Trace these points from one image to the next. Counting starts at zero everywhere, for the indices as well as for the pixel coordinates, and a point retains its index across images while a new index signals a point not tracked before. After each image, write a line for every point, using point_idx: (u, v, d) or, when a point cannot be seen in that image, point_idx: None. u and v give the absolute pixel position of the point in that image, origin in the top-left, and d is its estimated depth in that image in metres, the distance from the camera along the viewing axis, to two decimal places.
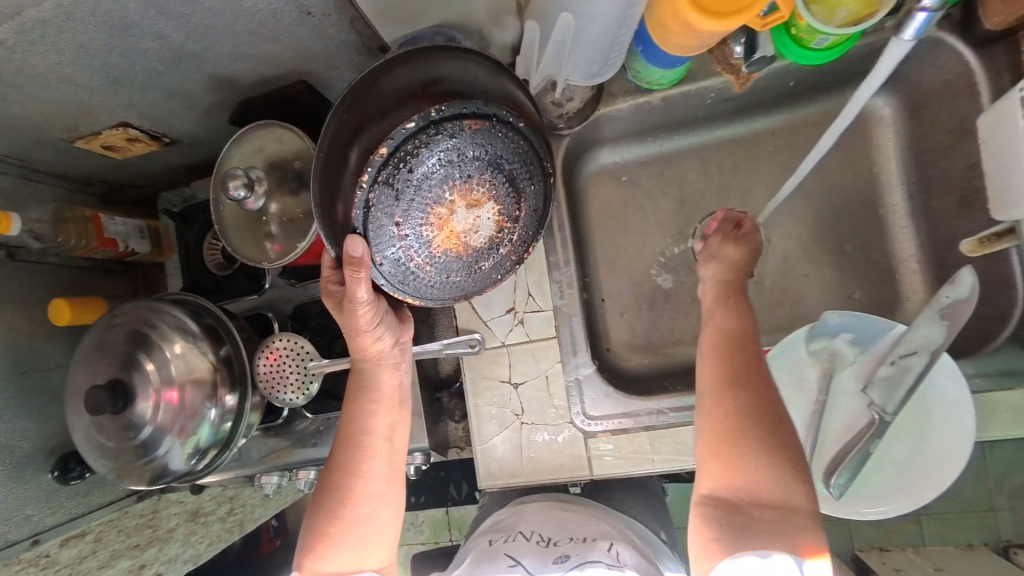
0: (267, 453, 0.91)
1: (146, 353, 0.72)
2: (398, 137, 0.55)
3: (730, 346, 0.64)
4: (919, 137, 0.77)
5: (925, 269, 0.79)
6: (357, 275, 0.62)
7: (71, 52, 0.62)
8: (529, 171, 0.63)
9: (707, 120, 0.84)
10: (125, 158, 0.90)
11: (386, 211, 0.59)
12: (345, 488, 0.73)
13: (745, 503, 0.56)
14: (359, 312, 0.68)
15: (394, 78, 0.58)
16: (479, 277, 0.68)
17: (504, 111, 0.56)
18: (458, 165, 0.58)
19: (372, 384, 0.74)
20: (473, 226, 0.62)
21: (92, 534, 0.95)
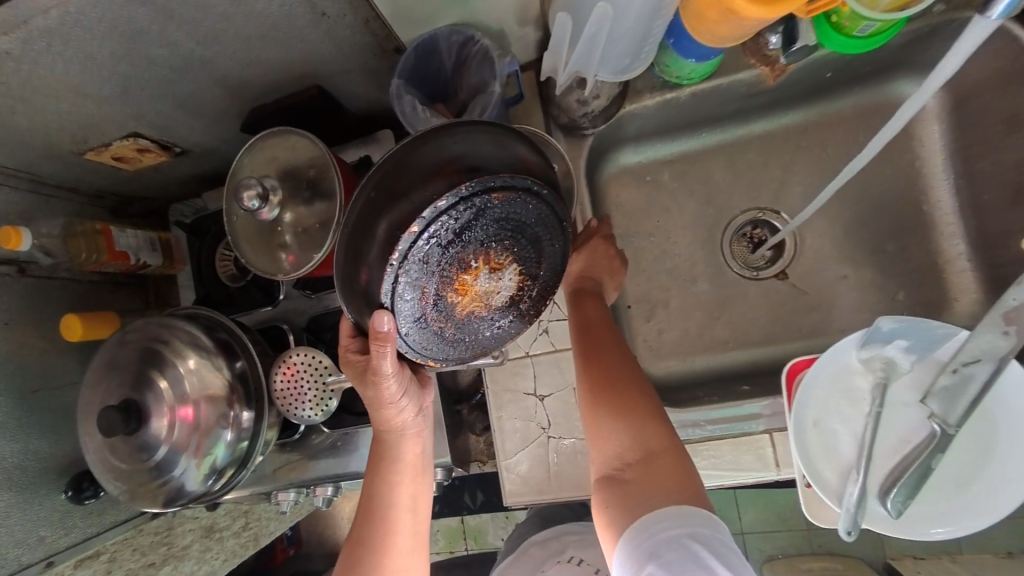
0: (281, 468, 0.88)
1: (159, 370, 0.70)
2: (428, 214, 0.50)
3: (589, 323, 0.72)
4: (968, 127, 0.72)
5: (973, 268, 0.74)
6: (382, 348, 0.60)
7: (79, 62, 0.60)
8: (551, 232, 0.59)
9: (736, 116, 0.80)
10: (135, 170, 0.88)
11: (413, 283, 0.55)
12: (368, 566, 0.69)
13: (621, 469, 0.62)
14: (384, 385, 0.66)
15: (417, 150, 0.52)
16: (500, 333, 0.66)
17: (535, 181, 0.52)
18: (484, 234, 0.55)
19: (394, 455, 0.71)
20: (495, 288, 0.59)
21: (108, 554, 0.93)
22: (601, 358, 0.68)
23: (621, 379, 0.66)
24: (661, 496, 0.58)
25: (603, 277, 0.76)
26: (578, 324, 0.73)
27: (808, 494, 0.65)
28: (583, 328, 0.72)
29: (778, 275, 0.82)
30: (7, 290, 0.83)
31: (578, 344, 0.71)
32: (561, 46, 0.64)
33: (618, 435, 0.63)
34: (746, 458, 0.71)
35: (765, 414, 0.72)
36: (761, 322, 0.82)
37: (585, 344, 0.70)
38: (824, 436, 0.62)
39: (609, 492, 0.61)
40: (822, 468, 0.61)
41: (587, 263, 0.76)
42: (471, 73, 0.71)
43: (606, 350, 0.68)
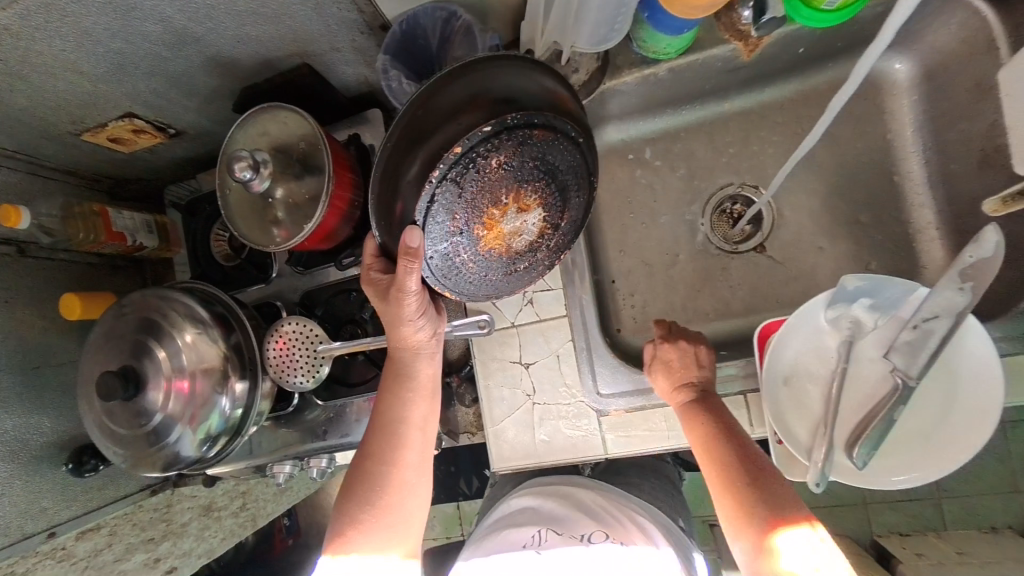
0: (277, 445, 0.91)
1: (156, 341, 0.72)
2: (473, 138, 0.53)
3: (708, 440, 0.65)
4: (935, 100, 0.75)
5: (943, 237, 0.77)
6: (409, 266, 0.60)
7: (75, 38, 0.62)
8: (577, 183, 0.64)
9: (714, 93, 0.83)
10: (131, 151, 0.90)
11: (446, 207, 0.57)
12: (379, 475, 0.71)
13: None
14: (405, 301, 0.66)
15: (462, 87, 0.56)
16: (516, 276, 0.69)
17: (570, 126, 0.57)
18: (518, 171, 0.58)
19: (409, 374, 0.73)
20: (519, 229, 0.63)
21: (108, 528, 0.95)
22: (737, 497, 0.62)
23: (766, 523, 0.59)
24: None
25: (697, 372, 0.69)
26: (696, 439, 0.67)
27: (782, 451, 0.68)
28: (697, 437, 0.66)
29: (757, 247, 0.85)
30: (7, 269, 0.85)
31: (707, 465, 0.65)
32: (538, 14, 0.68)
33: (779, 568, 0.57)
34: None
35: (741, 376, 0.74)
36: (741, 293, 0.84)
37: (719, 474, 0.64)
38: (794, 392, 0.66)
39: None
40: (793, 424, 0.65)
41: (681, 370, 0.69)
42: (456, 48, 0.73)
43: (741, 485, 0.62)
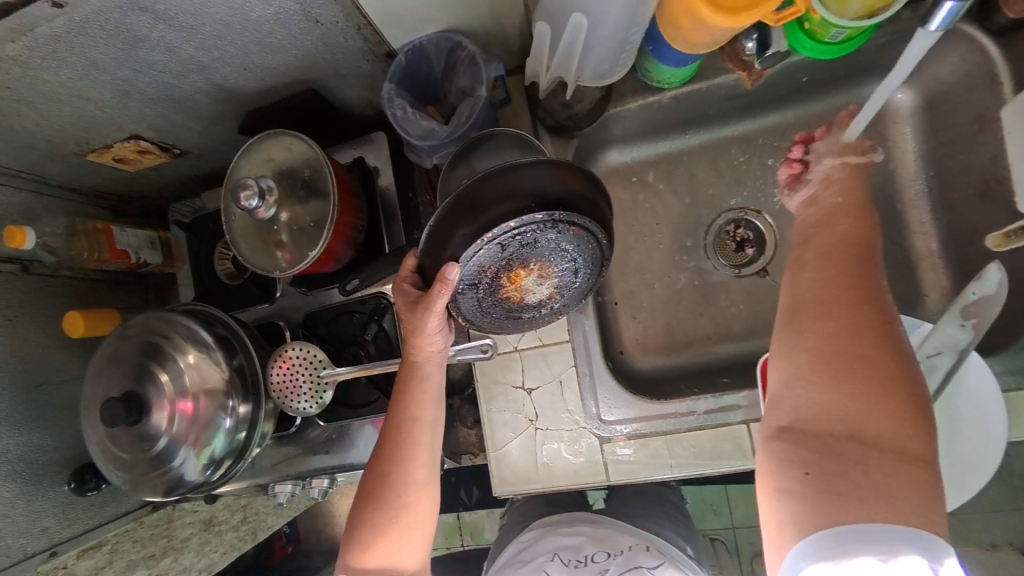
0: (280, 461, 0.91)
1: (160, 364, 0.72)
2: (524, 219, 0.53)
3: (844, 244, 0.56)
4: (937, 128, 0.75)
5: (945, 264, 0.77)
6: (442, 290, 0.59)
7: (82, 67, 0.62)
8: (593, 270, 0.66)
9: (718, 118, 0.83)
10: (135, 170, 0.91)
11: (482, 259, 0.57)
12: (398, 477, 0.69)
13: (835, 435, 0.50)
14: (430, 318, 0.63)
15: (530, 173, 0.54)
16: (516, 323, 0.70)
17: (603, 233, 0.59)
18: (550, 250, 0.59)
19: (419, 377, 0.70)
20: (533, 293, 0.64)
21: (109, 545, 0.95)
22: (859, 316, 0.51)
23: (878, 355, 0.50)
24: (871, 501, 0.47)
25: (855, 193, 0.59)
26: (835, 240, 0.57)
27: None
28: (835, 245, 0.56)
29: (759, 272, 0.85)
30: (11, 288, 0.85)
31: (836, 267, 0.55)
32: (542, 50, 0.67)
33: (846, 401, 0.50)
34: (725, 446, 0.74)
35: (744, 405, 0.73)
36: (743, 316, 0.84)
37: (851, 287, 0.53)
38: None
39: (803, 450, 0.51)
40: None
41: (828, 181, 0.61)
42: (459, 77, 0.73)
43: (868, 309, 0.51)
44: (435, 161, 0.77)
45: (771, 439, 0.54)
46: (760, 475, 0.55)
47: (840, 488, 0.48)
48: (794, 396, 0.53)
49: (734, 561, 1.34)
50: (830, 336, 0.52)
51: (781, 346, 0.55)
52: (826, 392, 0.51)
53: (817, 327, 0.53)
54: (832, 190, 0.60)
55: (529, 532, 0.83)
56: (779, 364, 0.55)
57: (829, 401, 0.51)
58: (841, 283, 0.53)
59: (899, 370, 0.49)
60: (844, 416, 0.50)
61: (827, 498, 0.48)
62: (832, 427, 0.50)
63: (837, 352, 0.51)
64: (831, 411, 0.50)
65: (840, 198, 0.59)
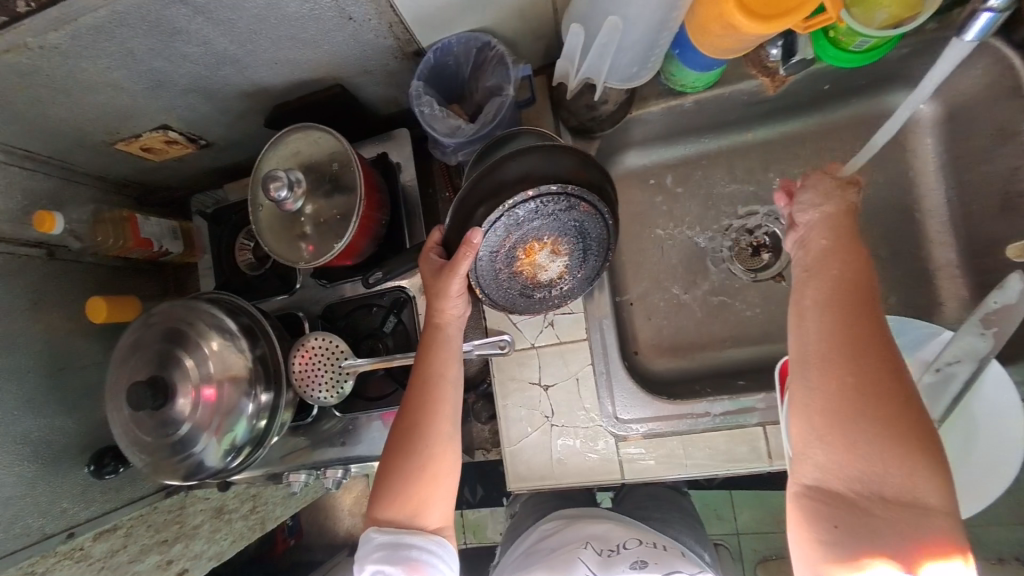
0: (290, 453, 0.92)
1: (184, 350, 0.72)
2: (543, 190, 0.59)
3: (839, 291, 0.55)
4: (959, 139, 0.76)
5: (963, 274, 0.78)
6: (466, 254, 0.62)
7: (119, 57, 0.64)
8: (599, 253, 0.71)
9: (737, 124, 0.84)
10: (161, 160, 0.92)
11: (504, 227, 0.62)
12: (429, 425, 0.66)
13: (861, 494, 0.51)
14: (456, 278, 0.65)
15: (549, 154, 0.60)
16: (526, 303, 0.74)
17: (612, 212, 0.64)
18: (562, 225, 0.65)
19: (441, 338, 0.70)
20: (544, 267, 0.69)
21: (124, 528, 0.96)
22: (870, 368, 0.51)
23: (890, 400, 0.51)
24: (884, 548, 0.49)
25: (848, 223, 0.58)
26: (828, 288, 0.56)
27: None
28: (830, 294, 0.55)
29: (775, 277, 0.85)
30: (37, 272, 0.87)
31: (838, 318, 0.54)
32: (575, 52, 0.67)
33: (869, 457, 0.51)
34: (740, 448, 0.75)
35: (760, 407, 0.74)
36: (758, 321, 0.85)
37: (853, 342, 0.52)
38: None
39: (831, 508, 0.52)
40: None
41: (833, 215, 0.59)
42: (486, 76, 0.74)
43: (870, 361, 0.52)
44: (459, 159, 0.78)
45: (799, 494, 0.56)
46: (792, 528, 0.56)
47: (877, 538, 0.49)
48: (815, 456, 0.54)
49: (738, 567, 1.34)
50: (841, 396, 0.52)
51: (795, 402, 0.56)
52: (843, 449, 0.52)
53: (822, 387, 0.53)
54: (828, 230, 0.58)
55: (550, 522, 0.83)
56: (796, 424, 0.56)
57: (850, 459, 0.52)
58: (842, 338, 0.53)
59: (911, 412, 0.50)
60: (867, 473, 0.51)
61: (861, 549, 0.50)
62: (860, 486, 0.51)
63: (849, 412, 0.51)
64: (853, 469, 0.52)
65: (827, 239, 0.58)
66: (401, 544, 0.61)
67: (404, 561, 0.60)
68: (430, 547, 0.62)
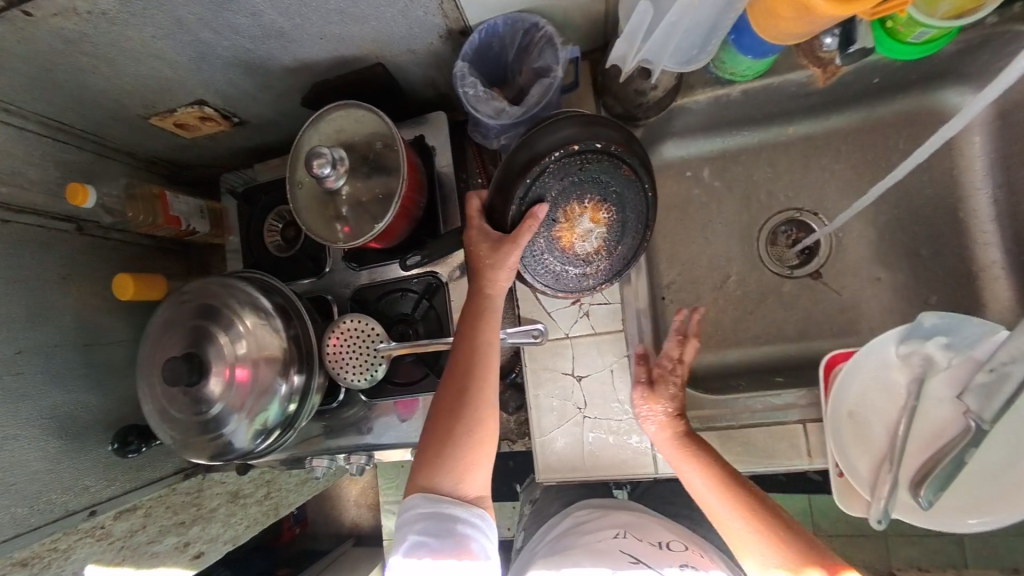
0: (302, 441, 0.91)
1: (218, 329, 0.71)
2: (588, 144, 0.63)
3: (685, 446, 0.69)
4: (1009, 138, 0.75)
5: (1007, 276, 0.77)
6: (529, 228, 0.66)
7: (166, 26, 0.63)
8: (637, 228, 0.72)
9: (781, 117, 0.83)
10: (193, 137, 0.91)
11: (548, 182, 0.66)
12: (478, 390, 0.64)
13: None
14: (515, 247, 0.66)
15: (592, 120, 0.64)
16: (564, 278, 0.74)
17: (651, 180, 0.68)
18: (603, 188, 0.68)
19: (487, 307, 0.69)
20: (584, 235, 0.71)
21: (143, 508, 0.95)
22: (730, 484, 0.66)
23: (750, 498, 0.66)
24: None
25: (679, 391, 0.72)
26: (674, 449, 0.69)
27: (841, 485, 0.67)
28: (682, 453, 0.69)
29: (813, 274, 0.84)
30: (67, 245, 0.86)
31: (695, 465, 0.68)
32: (640, 30, 0.64)
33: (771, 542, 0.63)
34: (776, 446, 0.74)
35: (800, 404, 0.72)
36: (794, 318, 0.84)
37: (748, 513, 0.65)
38: (858, 424, 0.67)
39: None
40: (855, 457, 0.66)
41: (667, 417, 0.71)
42: (533, 59, 0.73)
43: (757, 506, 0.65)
44: (500, 143, 0.78)
45: None
46: None
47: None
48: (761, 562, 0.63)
49: None
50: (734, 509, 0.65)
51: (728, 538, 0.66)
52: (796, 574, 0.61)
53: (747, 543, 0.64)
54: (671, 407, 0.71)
55: (583, 510, 0.81)
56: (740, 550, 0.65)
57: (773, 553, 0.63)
58: (743, 516, 0.65)
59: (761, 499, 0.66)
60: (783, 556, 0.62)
61: None
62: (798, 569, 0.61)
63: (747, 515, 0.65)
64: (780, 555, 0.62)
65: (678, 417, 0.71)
66: (445, 515, 0.60)
67: (447, 532, 0.59)
68: (473, 520, 0.60)
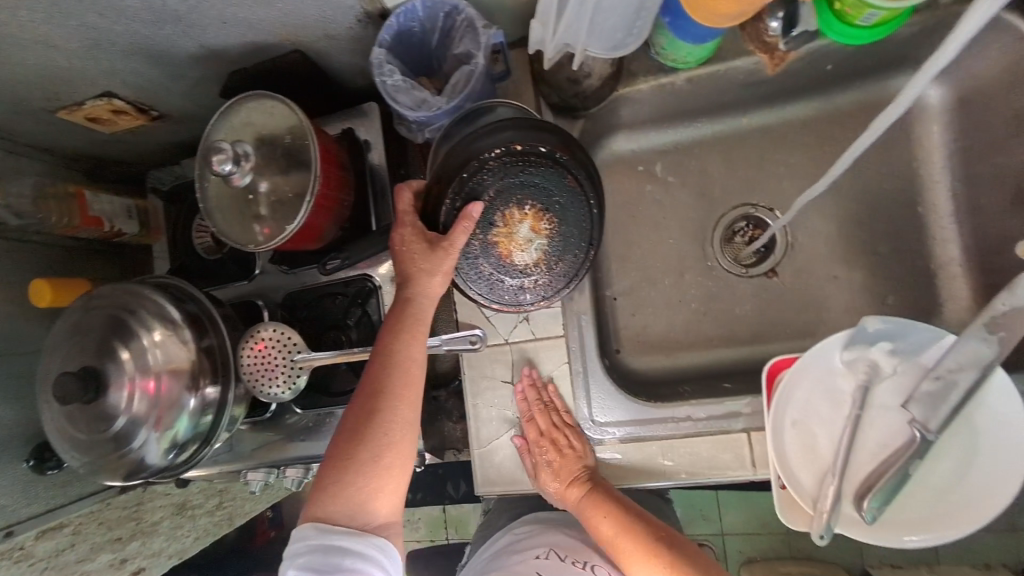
0: (261, 447, 0.85)
1: (121, 341, 0.66)
2: (533, 146, 0.60)
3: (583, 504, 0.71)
4: (969, 128, 0.71)
5: (967, 274, 0.73)
6: (463, 230, 0.61)
7: (44, 9, 0.57)
8: (579, 243, 0.67)
9: (735, 107, 0.78)
10: (113, 132, 0.84)
11: (487, 181, 0.62)
12: (388, 411, 0.61)
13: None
14: (446, 250, 0.63)
15: (539, 124, 0.61)
16: (499, 289, 0.69)
17: (596, 192, 0.64)
18: (545, 196, 0.64)
19: (415, 315, 0.64)
20: (523, 244, 0.66)
21: (71, 527, 0.89)
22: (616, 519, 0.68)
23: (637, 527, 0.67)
24: None
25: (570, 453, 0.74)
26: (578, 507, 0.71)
27: (784, 497, 0.65)
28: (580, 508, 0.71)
29: (768, 272, 0.80)
30: None
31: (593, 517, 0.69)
32: (552, 9, 0.61)
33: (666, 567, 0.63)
34: (723, 456, 0.70)
35: (746, 412, 0.70)
36: (749, 319, 0.80)
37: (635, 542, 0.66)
38: (804, 435, 0.63)
39: None
40: (799, 471, 0.62)
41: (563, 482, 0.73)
42: (455, 44, 0.68)
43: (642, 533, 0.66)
44: (426, 136, 0.73)
45: None
46: None
47: None
48: None
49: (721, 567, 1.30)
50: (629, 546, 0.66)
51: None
52: None
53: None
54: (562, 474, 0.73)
55: (522, 526, 0.80)
56: None
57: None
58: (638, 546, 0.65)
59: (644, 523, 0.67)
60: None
61: None
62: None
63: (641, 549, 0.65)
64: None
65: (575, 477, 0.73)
66: (334, 550, 0.57)
67: (334, 568, 0.56)
68: (367, 553, 0.58)
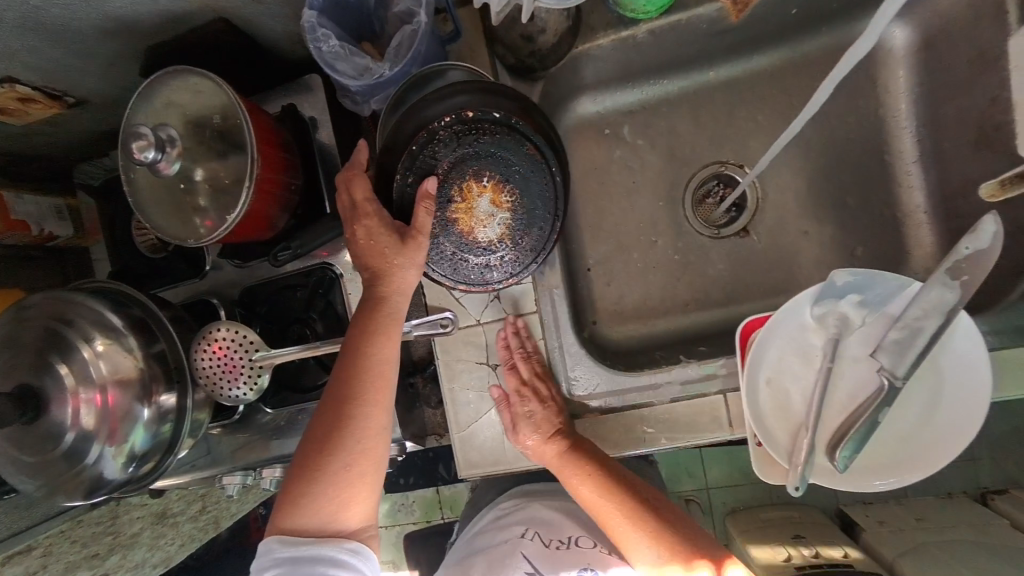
0: (239, 448, 0.82)
1: (59, 354, 0.60)
2: (485, 113, 0.60)
3: (565, 466, 0.69)
4: (934, 69, 0.69)
5: (932, 221, 0.73)
6: (426, 211, 0.60)
7: None
8: (545, 216, 0.64)
9: (699, 60, 0.75)
10: (25, 124, 0.74)
11: (440, 152, 0.62)
12: (360, 419, 0.59)
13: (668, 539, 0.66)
14: (408, 235, 0.60)
15: (490, 89, 0.61)
16: (464, 267, 0.66)
17: (555, 160, 0.62)
18: (504, 167, 0.62)
19: (387, 316, 0.61)
20: (484, 218, 0.64)
21: (41, 549, 0.84)
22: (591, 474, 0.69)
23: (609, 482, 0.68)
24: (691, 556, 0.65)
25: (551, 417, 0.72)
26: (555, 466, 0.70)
27: (760, 453, 0.65)
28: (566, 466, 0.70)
29: (740, 232, 0.79)
30: None
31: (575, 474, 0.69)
32: None
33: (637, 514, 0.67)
34: (702, 420, 0.70)
35: (723, 373, 0.69)
36: (723, 280, 0.79)
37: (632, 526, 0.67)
38: (776, 393, 0.63)
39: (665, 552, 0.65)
40: (774, 427, 0.63)
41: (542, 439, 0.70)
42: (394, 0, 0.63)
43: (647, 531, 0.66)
44: (373, 107, 0.69)
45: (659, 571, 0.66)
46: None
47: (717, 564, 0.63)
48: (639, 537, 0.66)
49: None
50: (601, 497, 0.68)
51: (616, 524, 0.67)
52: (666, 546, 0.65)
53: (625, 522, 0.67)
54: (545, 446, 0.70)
55: (509, 501, 0.80)
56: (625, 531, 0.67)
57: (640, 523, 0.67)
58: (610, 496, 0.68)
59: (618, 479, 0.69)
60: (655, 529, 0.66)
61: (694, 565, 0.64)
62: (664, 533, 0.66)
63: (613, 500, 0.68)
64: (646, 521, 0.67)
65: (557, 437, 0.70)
66: (305, 560, 0.56)
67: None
68: (341, 558, 0.57)
